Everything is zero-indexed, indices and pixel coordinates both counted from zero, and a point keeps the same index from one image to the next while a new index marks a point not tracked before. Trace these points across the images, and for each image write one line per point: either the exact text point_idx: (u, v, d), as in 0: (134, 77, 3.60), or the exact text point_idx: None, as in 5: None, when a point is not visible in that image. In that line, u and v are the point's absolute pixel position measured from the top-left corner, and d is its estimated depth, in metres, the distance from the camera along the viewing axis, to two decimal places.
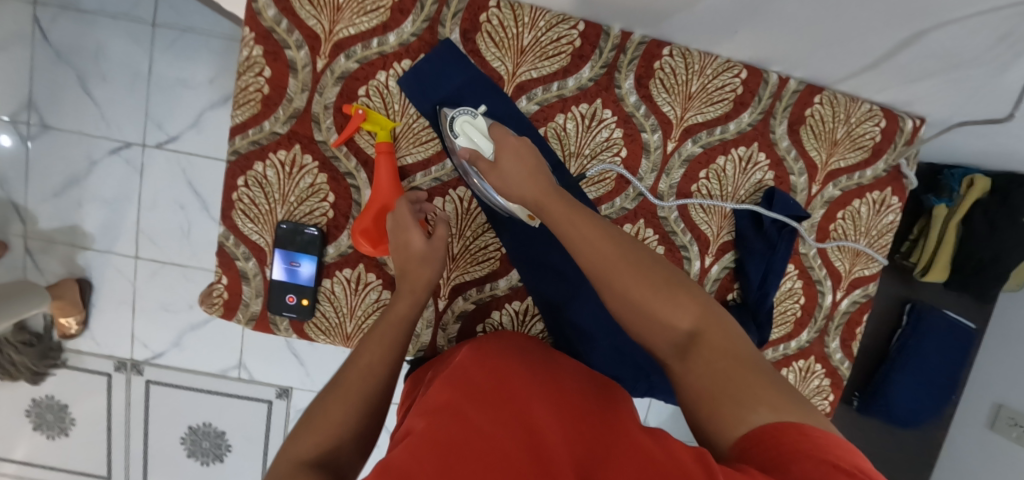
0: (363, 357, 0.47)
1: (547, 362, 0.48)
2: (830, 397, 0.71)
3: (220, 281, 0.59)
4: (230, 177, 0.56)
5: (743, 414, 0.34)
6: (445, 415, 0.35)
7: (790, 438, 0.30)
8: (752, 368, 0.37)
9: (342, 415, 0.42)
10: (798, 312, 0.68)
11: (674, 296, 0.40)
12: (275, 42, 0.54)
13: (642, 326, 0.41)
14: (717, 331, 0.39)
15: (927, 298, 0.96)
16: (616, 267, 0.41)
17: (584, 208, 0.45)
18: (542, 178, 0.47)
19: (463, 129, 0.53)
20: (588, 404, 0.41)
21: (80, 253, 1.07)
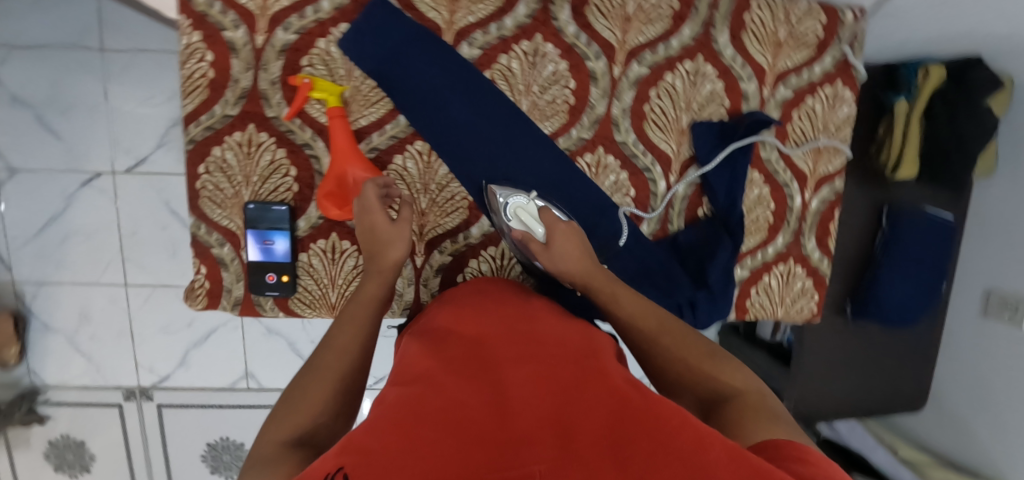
0: (338, 337, 0.48)
1: (532, 316, 0.50)
2: (815, 297, 0.72)
3: (199, 271, 0.60)
4: (192, 166, 0.57)
5: (750, 430, 0.35)
6: (432, 386, 0.36)
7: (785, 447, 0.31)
8: (781, 416, 0.37)
9: (325, 389, 0.43)
10: (771, 219, 0.69)
11: (717, 364, 0.44)
12: (212, 25, 0.55)
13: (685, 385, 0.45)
14: (755, 396, 0.40)
15: (906, 198, 0.93)
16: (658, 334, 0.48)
17: (627, 288, 0.52)
18: (589, 263, 0.53)
19: (516, 213, 0.56)
20: (567, 351, 0.43)
21: (68, 290, 1.07)
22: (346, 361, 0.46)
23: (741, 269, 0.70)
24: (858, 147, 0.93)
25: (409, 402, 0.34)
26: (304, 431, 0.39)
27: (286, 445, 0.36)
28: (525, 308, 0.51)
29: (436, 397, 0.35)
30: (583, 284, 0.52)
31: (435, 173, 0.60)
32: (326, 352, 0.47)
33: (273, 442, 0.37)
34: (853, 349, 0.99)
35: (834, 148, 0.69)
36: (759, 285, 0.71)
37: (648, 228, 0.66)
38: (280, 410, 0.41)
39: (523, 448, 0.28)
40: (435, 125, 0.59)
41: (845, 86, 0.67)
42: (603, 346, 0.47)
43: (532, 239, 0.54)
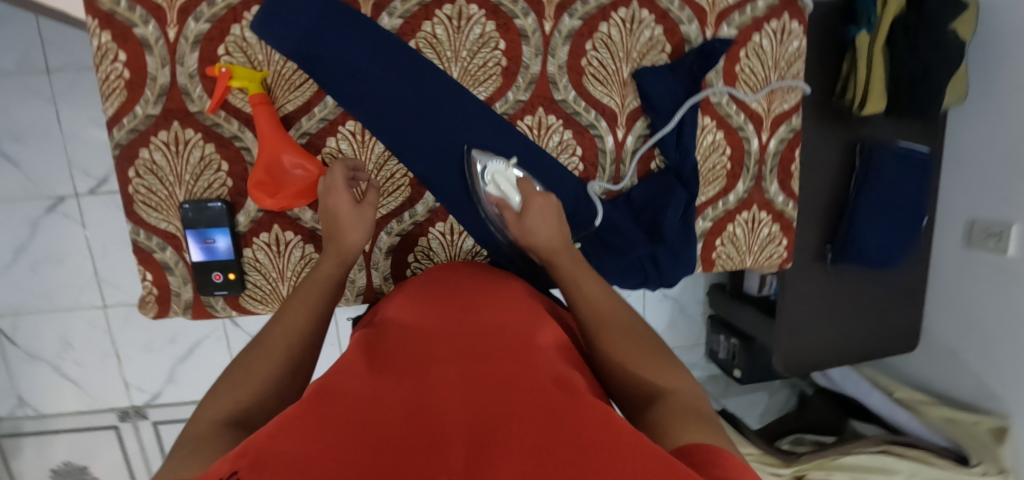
0: (287, 315, 0.47)
1: (475, 301, 0.48)
2: (783, 241, 0.71)
3: (145, 278, 0.59)
4: (121, 171, 0.56)
5: (678, 431, 0.33)
6: (354, 385, 0.34)
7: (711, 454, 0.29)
8: (713, 421, 0.35)
9: (269, 366, 0.42)
10: (728, 164, 0.67)
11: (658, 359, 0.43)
12: (120, 23, 0.53)
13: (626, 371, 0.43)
14: (688, 396, 0.39)
15: (879, 133, 0.91)
16: (607, 321, 0.46)
17: (592, 272, 0.51)
18: (561, 242, 0.52)
19: (493, 177, 0.57)
20: (507, 345, 0.40)
21: (51, 317, 1.06)
22: (293, 340, 0.45)
23: (703, 220, 0.68)
24: (823, 86, 0.89)
25: (324, 398, 0.32)
26: (238, 410, 0.37)
27: (218, 424, 0.35)
28: (471, 296, 0.49)
29: (355, 395, 0.32)
30: (547, 260, 0.52)
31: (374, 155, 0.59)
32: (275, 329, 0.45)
33: (205, 420, 0.35)
34: (838, 295, 0.98)
35: (787, 84, 0.66)
36: (724, 235, 0.69)
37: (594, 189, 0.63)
38: (216, 389, 0.39)
39: (433, 452, 0.26)
40: (363, 102, 0.57)
41: (793, 19, 0.64)
42: (549, 332, 0.45)
43: (508, 207, 0.54)
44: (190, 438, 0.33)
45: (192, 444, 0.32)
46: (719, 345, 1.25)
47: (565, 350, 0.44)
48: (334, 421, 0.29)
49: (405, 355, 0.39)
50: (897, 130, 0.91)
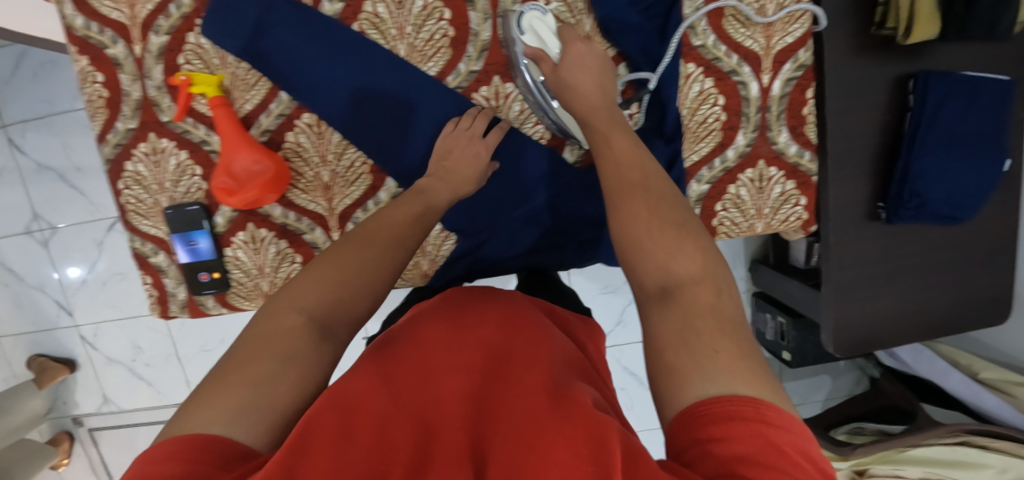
0: (396, 213, 0.46)
1: (479, 301, 0.46)
2: (801, 201, 0.61)
3: (145, 281, 0.63)
4: (113, 183, 0.60)
5: (687, 372, 0.30)
6: (357, 395, 0.33)
7: (740, 431, 0.26)
8: (730, 336, 0.32)
9: (361, 268, 0.40)
10: (723, 116, 0.58)
11: (679, 240, 0.37)
12: (94, 46, 0.56)
13: (648, 272, 0.37)
14: (707, 288, 0.35)
15: (942, 63, 0.78)
16: (631, 188, 0.41)
17: (629, 133, 0.46)
18: (602, 97, 0.49)
19: (533, 24, 0.53)
20: (518, 353, 0.38)
21: (121, 323, 1.19)
22: (389, 244, 0.43)
23: (697, 184, 0.60)
24: (857, 16, 0.76)
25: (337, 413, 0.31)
26: (325, 313, 0.37)
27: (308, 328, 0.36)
28: (482, 298, 0.47)
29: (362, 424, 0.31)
30: (582, 119, 0.48)
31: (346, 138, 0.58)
32: (379, 233, 0.44)
33: (293, 318, 0.36)
34: (886, 256, 0.86)
35: (787, 12, 0.55)
36: (725, 198, 0.60)
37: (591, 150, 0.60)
38: (308, 277, 0.39)
39: None
40: (314, 90, 0.56)
41: None
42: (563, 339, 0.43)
43: (546, 56, 0.52)
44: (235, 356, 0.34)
45: (270, 360, 0.33)
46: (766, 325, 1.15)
47: (576, 354, 0.42)
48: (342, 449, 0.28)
49: (412, 368, 0.37)
50: (957, 59, 0.78)
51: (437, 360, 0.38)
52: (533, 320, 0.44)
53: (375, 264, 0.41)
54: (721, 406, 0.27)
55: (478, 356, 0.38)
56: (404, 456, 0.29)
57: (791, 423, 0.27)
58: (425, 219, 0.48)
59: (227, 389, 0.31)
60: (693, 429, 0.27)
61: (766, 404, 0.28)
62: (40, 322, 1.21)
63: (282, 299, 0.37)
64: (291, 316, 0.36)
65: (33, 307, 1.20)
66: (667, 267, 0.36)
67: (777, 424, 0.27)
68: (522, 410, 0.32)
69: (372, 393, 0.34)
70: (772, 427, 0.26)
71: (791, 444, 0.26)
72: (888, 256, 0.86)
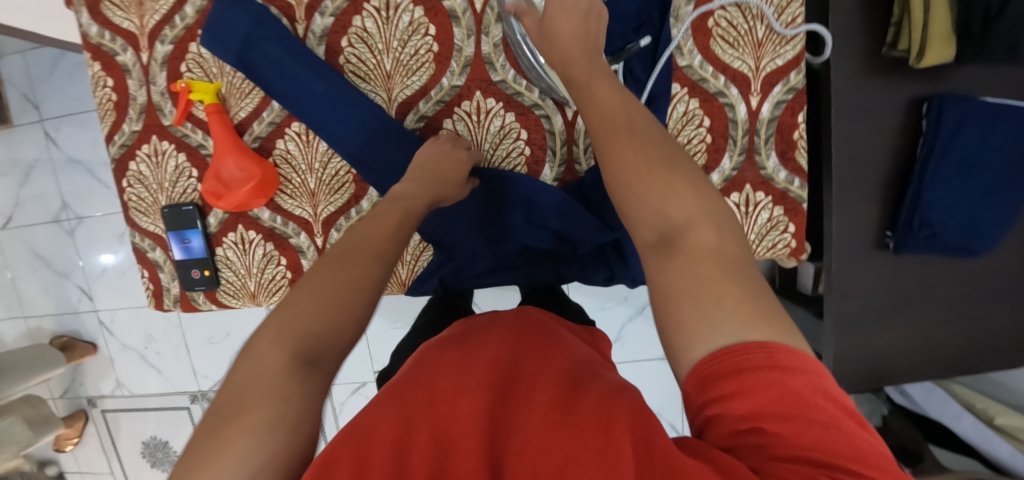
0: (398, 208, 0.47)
1: (483, 322, 0.48)
2: (790, 228, 0.58)
3: (143, 275, 0.67)
4: (118, 181, 0.64)
5: (693, 325, 0.30)
6: (368, 423, 0.33)
7: (760, 381, 0.26)
8: (734, 278, 0.31)
9: (343, 283, 0.38)
10: (708, 137, 0.57)
11: (673, 185, 0.36)
12: (106, 53, 0.60)
13: (646, 215, 0.36)
14: (705, 228, 0.34)
15: (961, 87, 0.75)
16: (620, 137, 0.39)
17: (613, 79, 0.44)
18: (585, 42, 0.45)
19: None
20: (528, 369, 0.39)
21: (137, 310, 1.26)
22: (372, 258, 0.41)
23: None
24: (867, 36, 0.73)
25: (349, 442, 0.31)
26: (327, 328, 0.35)
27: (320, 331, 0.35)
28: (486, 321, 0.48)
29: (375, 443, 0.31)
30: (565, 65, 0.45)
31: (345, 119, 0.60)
32: (363, 242, 0.42)
33: (303, 328, 0.34)
34: (887, 288, 0.83)
35: (777, 33, 0.54)
36: None
37: (580, 164, 0.59)
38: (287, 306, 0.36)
39: None
40: (299, 98, 0.58)
41: None
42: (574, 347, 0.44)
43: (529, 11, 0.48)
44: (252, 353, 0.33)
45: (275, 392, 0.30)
46: None
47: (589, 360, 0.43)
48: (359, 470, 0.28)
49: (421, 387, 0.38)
50: (977, 83, 0.75)
51: (445, 379, 0.37)
52: (538, 338, 0.44)
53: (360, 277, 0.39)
54: (730, 358, 0.27)
55: (488, 373, 0.38)
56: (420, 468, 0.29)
57: (807, 361, 0.27)
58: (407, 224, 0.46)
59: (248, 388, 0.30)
60: (706, 391, 0.27)
61: (770, 345, 0.28)
62: (64, 305, 1.29)
63: (260, 337, 0.34)
64: (284, 344, 0.33)
65: (58, 291, 1.28)
66: (665, 213, 0.35)
67: (788, 363, 0.27)
68: (537, 427, 0.32)
69: (383, 414, 0.34)
70: (787, 372, 0.26)
71: (811, 385, 0.26)
72: (889, 286, 0.83)
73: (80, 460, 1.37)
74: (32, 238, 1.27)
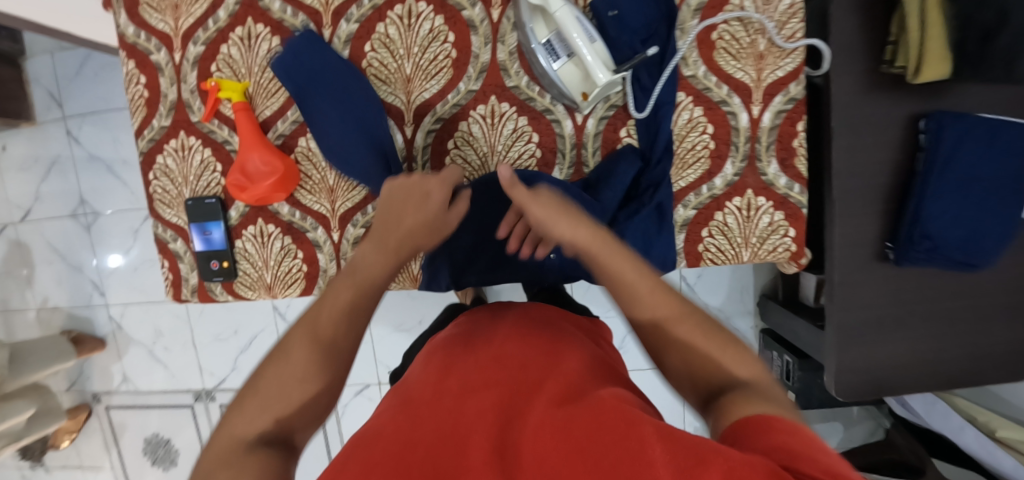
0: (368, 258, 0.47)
1: (491, 329, 0.52)
2: (791, 232, 0.60)
3: (163, 265, 0.69)
4: (145, 173, 0.67)
5: (740, 405, 0.35)
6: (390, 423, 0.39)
7: (788, 427, 0.30)
8: (782, 403, 0.36)
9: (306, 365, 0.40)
10: (711, 143, 0.60)
11: (728, 349, 0.41)
12: (141, 52, 0.64)
13: (702, 375, 0.41)
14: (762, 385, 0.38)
15: (957, 105, 0.77)
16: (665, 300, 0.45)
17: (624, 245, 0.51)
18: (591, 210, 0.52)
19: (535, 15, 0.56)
20: (532, 371, 0.43)
21: (147, 307, 1.31)
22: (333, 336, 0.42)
23: (683, 209, 0.61)
24: (867, 54, 0.77)
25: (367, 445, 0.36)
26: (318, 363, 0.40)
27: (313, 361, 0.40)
28: (494, 327, 0.53)
29: (390, 441, 0.36)
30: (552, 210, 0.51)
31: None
32: (325, 310, 0.44)
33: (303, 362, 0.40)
34: (886, 298, 0.84)
35: (779, 47, 0.57)
36: (712, 225, 0.61)
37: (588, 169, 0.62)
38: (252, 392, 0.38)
39: None
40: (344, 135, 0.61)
41: None
42: (577, 347, 0.48)
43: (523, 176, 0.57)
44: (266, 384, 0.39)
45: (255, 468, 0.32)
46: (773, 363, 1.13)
47: (593, 361, 0.47)
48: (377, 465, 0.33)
49: (432, 391, 0.42)
50: (972, 100, 0.77)
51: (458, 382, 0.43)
52: (543, 343, 0.48)
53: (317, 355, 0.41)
54: (764, 413, 0.32)
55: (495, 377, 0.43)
56: (431, 459, 0.33)
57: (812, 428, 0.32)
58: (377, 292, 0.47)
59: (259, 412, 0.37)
60: (736, 430, 0.32)
61: (789, 416, 0.33)
62: (79, 298, 1.34)
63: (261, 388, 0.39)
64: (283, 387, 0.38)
65: (72, 284, 1.33)
66: (724, 373, 0.40)
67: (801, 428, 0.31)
68: (539, 419, 0.36)
69: (399, 419, 0.39)
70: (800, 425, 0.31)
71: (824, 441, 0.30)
72: (887, 296, 0.84)
73: (82, 456, 1.38)
74: (49, 233, 1.32)
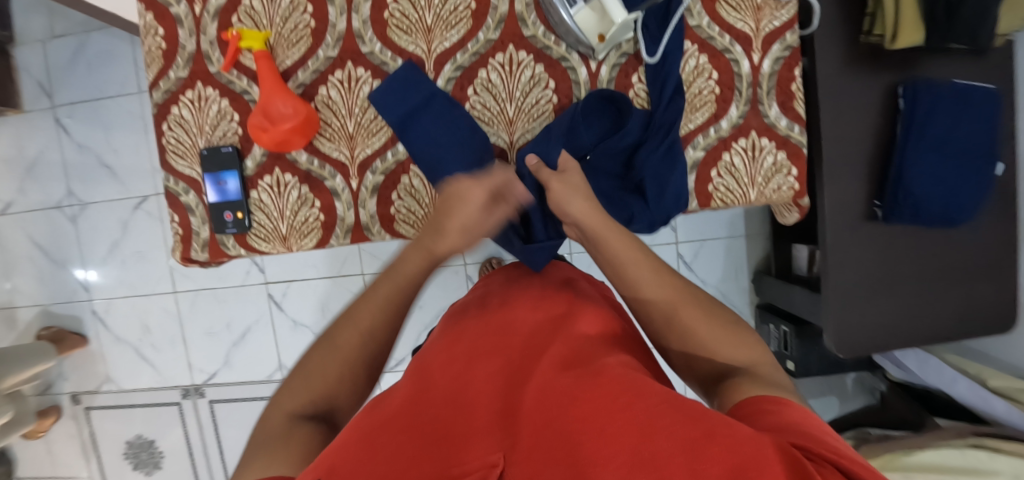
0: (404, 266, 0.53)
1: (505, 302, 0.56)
2: (793, 171, 0.64)
3: (174, 219, 0.68)
4: (158, 125, 0.66)
5: (744, 385, 0.40)
6: (411, 394, 0.43)
7: (783, 407, 0.35)
8: (783, 384, 0.42)
9: (350, 354, 0.46)
10: (716, 89, 0.64)
11: (735, 339, 0.46)
12: (161, 5, 0.65)
13: (707, 359, 0.46)
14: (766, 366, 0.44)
15: (930, 72, 0.84)
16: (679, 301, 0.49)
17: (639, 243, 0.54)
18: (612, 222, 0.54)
19: None
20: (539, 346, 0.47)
21: (132, 301, 1.26)
22: (374, 322, 0.48)
23: (693, 150, 0.64)
24: (847, 26, 0.83)
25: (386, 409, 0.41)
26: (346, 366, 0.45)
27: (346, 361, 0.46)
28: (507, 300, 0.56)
29: (405, 406, 0.40)
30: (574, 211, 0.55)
31: (387, 64, 0.64)
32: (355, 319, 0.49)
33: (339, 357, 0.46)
34: (875, 257, 0.89)
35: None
36: (720, 165, 0.64)
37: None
38: (304, 371, 0.45)
39: (469, 444, 0.35)
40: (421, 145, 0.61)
41: None
42: (588, 319, 0.51)
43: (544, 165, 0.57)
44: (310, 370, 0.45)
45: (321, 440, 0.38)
46: (770, 336, 1.15)
47: (604, 333, 0.50)
48: (396, 427, 0.37)
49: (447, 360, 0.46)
50: (945, 68, 0.83)
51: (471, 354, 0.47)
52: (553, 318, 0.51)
53: (362, 344, 0.47)
54: (764, 399, 0.37)
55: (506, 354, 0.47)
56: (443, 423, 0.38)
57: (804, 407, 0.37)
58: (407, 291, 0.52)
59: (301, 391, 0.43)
60: (741, 408, 0.37)
61: (784, 399, 0.38)
62: (60, 293, 1.28)
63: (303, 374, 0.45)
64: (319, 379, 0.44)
65: (53, 280, 1.28)
66: (729, 359, 0.45)
67: (795, 405, 0.37)
68: (544, 384, 0.40)
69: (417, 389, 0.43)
70: (795, 407, 0.36)
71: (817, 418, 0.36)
72: (877, 254, 0.89)
73: (57, 464, 1.31)
74: (31, 226, 1.27)
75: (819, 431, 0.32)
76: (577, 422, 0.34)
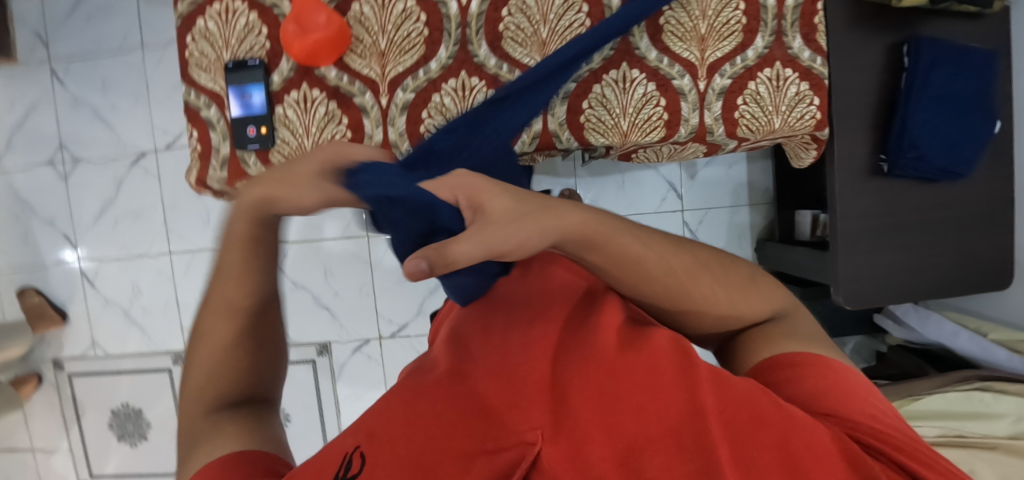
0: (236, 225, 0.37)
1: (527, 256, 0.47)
2: (815, 101, 0.67)
3: (192, 135, 0.67)
4: (183, 37, 0.65)
5: (770, 346, 0.39)
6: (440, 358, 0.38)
7: (827, 374, 0.35)
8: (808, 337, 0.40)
9: (235, 326, 0.40)
10: (743, 19, 0.65)
11: (755, 294, 0.42)
12: None
13: (720, 328, 0.42)
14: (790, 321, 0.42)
15: (934, 34, 0.87)
16: (696, 280, 0.39)
17: (638, 225, 0.37)
18: (607, 222, 0.34)
19: None
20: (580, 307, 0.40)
21: (124, 262, 1.20)
22: (247, 289, 0.40)
23: (721, 78, 0.66)
24: None
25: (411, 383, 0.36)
26: (240, 346, 0.41)
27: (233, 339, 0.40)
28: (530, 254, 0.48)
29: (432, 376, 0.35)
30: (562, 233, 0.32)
31: None
32: (222, 287, 0.39)
33: (221, 339, 0.40)
34: (877, 211, 0.91)
35: None
36: (746, 93, 0.66)
37: (641, 50, 0.65)
38: (192, 365, 0.40)
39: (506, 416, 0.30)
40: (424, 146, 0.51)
41: None
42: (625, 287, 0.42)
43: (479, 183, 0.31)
44: (203, 352, 0.40)
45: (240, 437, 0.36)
46: None
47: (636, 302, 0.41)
48: (422, 403, 0.32)
49: (477, 321, 0.40)
50: (947, 31, 0.87)
51: (496, 301, 0.41)
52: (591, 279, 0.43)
53: (242, 309, 0.40)
54: (803, 358, 0.36)
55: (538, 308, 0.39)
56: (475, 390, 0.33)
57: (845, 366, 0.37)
58: (267, 236, 0.38)
59: (201, 375, 0.40)
60: (770, 373, 0.37)
61: (822, 356, 0.37)
62: (47, 252, 1.22)
63: (195, 361, 0.41)
64: (209, 364, 0.40)
65: (39, 240, 1.22)
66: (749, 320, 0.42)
67: (835, 363, 0.37)
68: (589, 348, 0.34)
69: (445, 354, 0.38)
70: (838, 368, 0.36)
71: (855, 374, 0.36)
72: (880, 208, 0.91)
73: (36, 435, 1.26)
74: (21, 182, 1.22)
75: (854, 411, 0.32)
76: (631, 403, 0.30)
